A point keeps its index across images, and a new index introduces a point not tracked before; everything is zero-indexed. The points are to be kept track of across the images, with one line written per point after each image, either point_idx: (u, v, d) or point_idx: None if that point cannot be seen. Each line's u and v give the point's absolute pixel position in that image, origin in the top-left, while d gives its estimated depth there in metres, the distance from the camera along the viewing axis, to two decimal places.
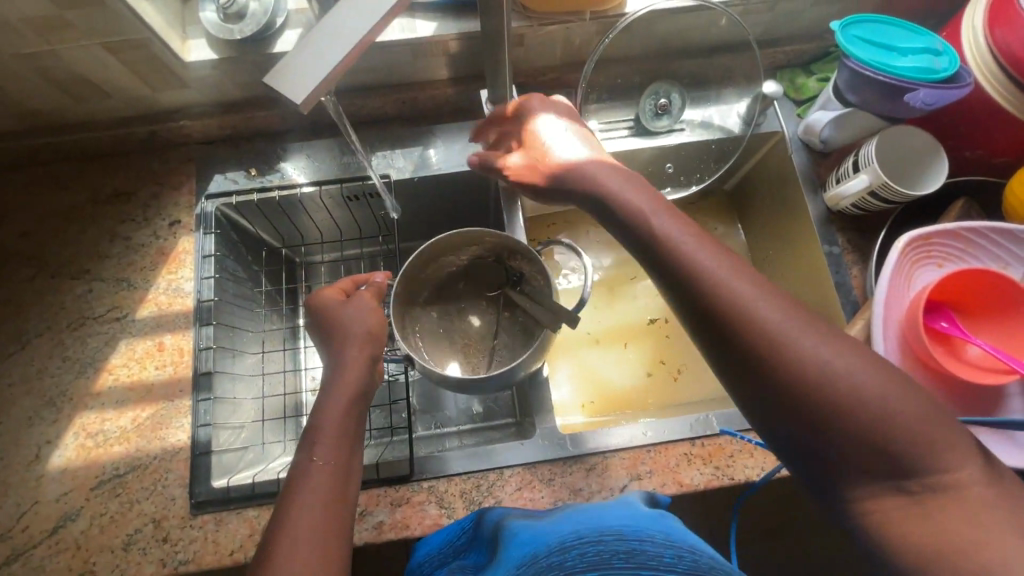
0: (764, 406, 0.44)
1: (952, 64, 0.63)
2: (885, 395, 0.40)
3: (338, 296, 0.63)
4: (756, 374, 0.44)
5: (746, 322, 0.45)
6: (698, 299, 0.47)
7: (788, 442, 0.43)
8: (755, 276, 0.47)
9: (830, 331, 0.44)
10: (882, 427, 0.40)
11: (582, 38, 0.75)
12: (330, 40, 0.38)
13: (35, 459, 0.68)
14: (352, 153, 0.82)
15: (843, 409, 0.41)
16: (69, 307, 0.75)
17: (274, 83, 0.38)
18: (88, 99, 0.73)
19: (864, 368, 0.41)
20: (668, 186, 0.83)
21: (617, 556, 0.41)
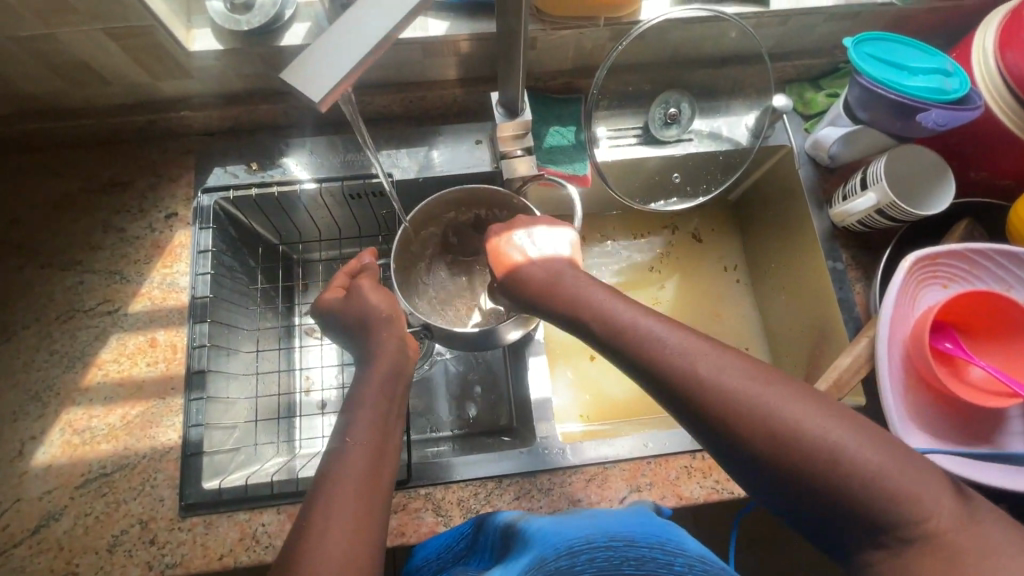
0: (728, 461, 0.45)
1: (962, 85, 0.64)
2: (834, 435, 0.41)
3: (338, 294, 0.62)
4: (710, 434, 0.45)
5: (711, 387, 0.44)
6: (645, 365, 0.48)
7: (762, 491, 0.44)
8: (691, 336, 0.49)
9: (770, 378, 0.45)
10: (848, 464, 0.40)
11: (594, 44, 0.75)
12: (353, 39, 0.37)
13: (18, 455, 0.66)
14: (356, 150, 0.80)
15: (821, 470, 0.40)
16: (58, 299, 0.72)
17: (292, 79, 0.36)
18: (86, 85, 0.71)
19: (808, 411, 0.42)
20: (673, 197, 0.82)
21: (627, 563, 0.40)
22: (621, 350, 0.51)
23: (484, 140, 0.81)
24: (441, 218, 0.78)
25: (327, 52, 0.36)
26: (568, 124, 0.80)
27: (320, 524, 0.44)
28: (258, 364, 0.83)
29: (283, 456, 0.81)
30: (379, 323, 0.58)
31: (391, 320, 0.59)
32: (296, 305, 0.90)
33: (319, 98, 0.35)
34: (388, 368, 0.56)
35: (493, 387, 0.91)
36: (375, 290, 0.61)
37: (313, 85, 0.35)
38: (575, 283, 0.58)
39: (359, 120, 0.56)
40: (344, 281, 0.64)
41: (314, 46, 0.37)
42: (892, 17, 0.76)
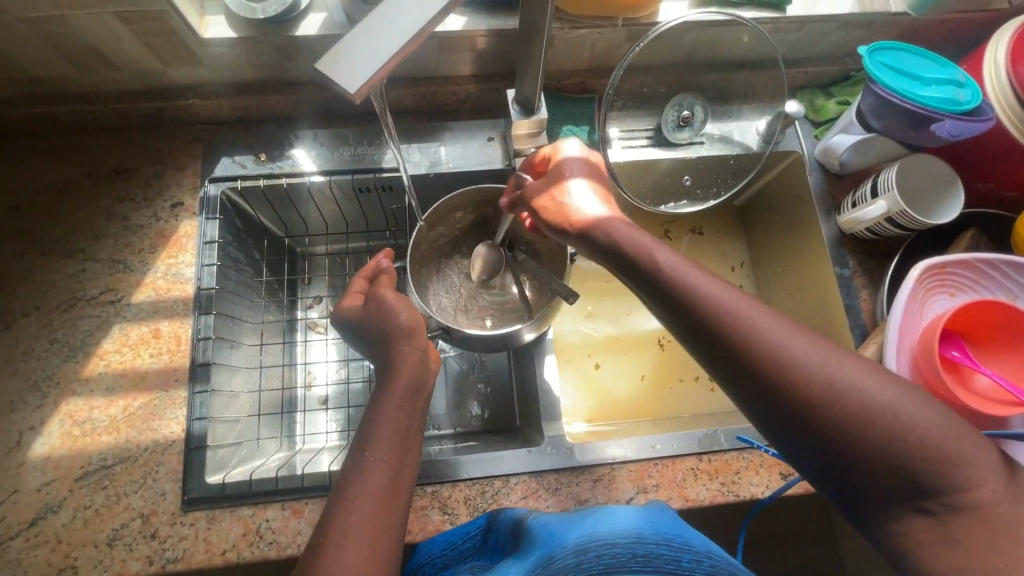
0: (782, 431, 0.45)
1: (974, 97, 0.64)
2: (894, 404, 0.42)
3: (358, 300, 0.62)
4: (760, 399, 0.45)
5: (767, 352, 0.45)
6: (705, 331, 0.48)
7: (811, 463, 0.44)
8: (752, 301, 0.48)
9: (831, 346, 0.45)
10: (904, 434, 0.41)
11: (610, 45, 0.75)
12: (390, 28, 0.36)
13: (15, 446, 0.65)
14: (365, 144, 0.79)
15: (876, 436, 0.41)
16: (60, 286, 0.71)
17: (326, 67, 0.35)
18: (93, 70, 0.70)
19: (865, 377, 0.43)
20: (683, 199, 0.81)
21: (633, 560, 0.40)
22: (678, 316, 0.49)
23: (496, 137, 0.80)
24: (454, 217, 0.77)
25: (363, 43, 0.36)
26: (581, 124, 0.80)
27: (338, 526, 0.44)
28: (262, 357, 0.82)
29: (284, 452, 0.80)
30: (392, 319, 0.58)
31: (410, 332, 0.57)
32: (299, 299, 0.89)
33: (355, 89, 0.35)
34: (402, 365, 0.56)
35: (496, 385, 0.91)
36: (397, 298, 0.59)
37: (349, 75, 0.35)
38: (627, 232, 0.55)
39: (387, 114, 0.54)
40: (361, 287, 0.64)
41: (350, 34, 0.36)
42: (904, 27, 0.76)
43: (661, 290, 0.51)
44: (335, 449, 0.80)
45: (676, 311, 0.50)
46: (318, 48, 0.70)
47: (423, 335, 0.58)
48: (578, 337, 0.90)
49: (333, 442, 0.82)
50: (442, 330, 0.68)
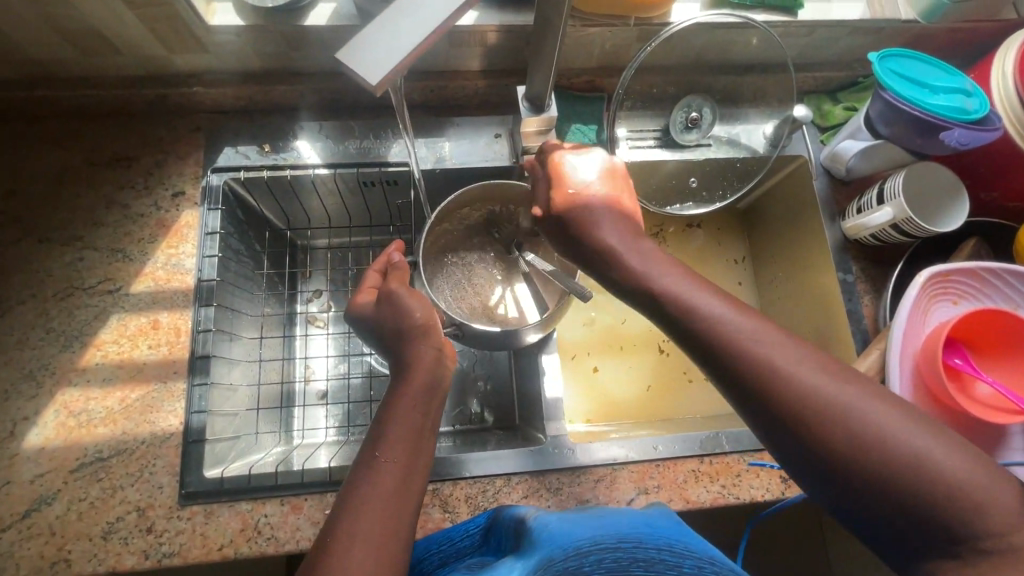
0: (804, 466, 0.45)
1: (982, 106, 0.65)
2: (910, 436, 0.42)
3: (371, 296, 0.62)
4: (780, 430, 0.46)
5: (789, 385, 0.45)
6: (721, 357, 0.48)
7: (824, 489, 0.45)
8: (769, 330, 0.48)
9: (846, 378, 0.45)
10: (920, 467, 0.41)
11: (621, 44, 0.74)
12: (413, 21, 0.36)
13: (9, 436, 0.64)
14: (371, 137, 0.78)
15: (900, 475, 0.41)
16: (56, 275, 0.69)
17: (347, 57, 0.35)
18: (95, 54, 0.69)
19: (888, 416, 0.43)
20: (689, 202, 0.82)
21: (635, 565, 0.38)
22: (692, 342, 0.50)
23: (503, 134, 0.80)
24: (464, 211, 0.77)
25: (386, 35, 0.35)
26: (590, 123, 0.79)
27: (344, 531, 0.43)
28: (262, 351, 0.81)
29: (281, 447, 0.79)
30: (400, 316, 0.57)
31: (426, 329, 0.57)
32: (299, 293, 0.88)
33: (376, 80, 0.34)
34: (407, 361, 0.55)
35: (496, 384, 0.91)
36: (411, 293, 0.58)
37: (371, 66, 0.35)
38: (637, 258, 0.54)
39: (403, 108, 0.55)
40: (375, 281, 0.64)
41: (369, 26, 0.36)
42: (912, 35, 0.77)
43: (676, 319, 0.51)
44: (332, 445, 0.80)
45: (692, 337, 0.50)
46: (327, 39, 0.69)
47: (438, 332, 0.58)
48: (580, 336, 0.90)
49: (331, 438, 0.81)
50: (456, 330, 0.68)
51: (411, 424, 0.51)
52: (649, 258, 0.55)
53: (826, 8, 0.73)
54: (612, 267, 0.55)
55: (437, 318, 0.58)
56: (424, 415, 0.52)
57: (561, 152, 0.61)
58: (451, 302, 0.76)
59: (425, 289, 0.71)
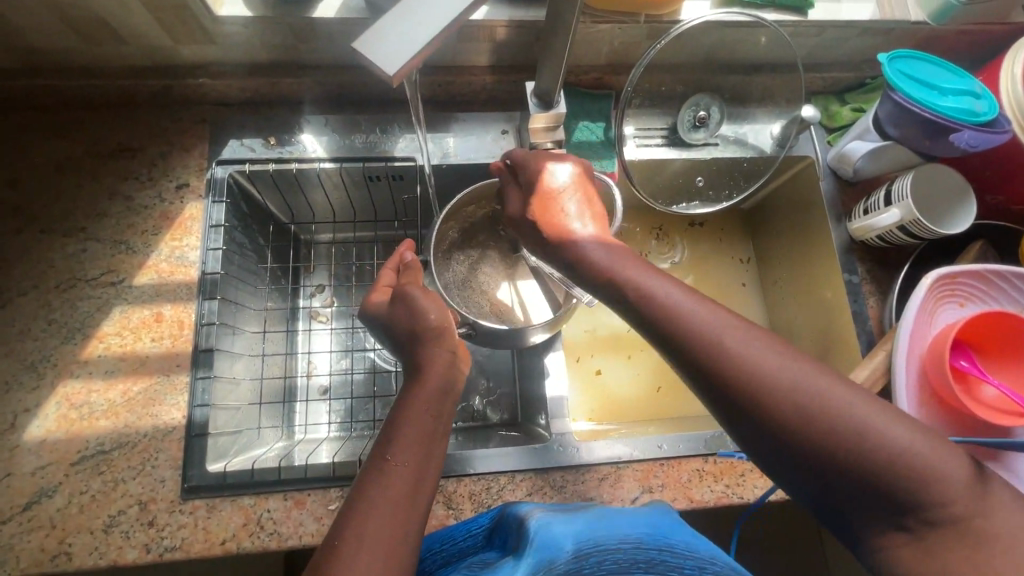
0: (759, 448, 0.44)
1: (991, 108, 0.64)
2: (854, 407, 0.41)
3: (386, 299, 0.62)
4: (732, 412, 0.44)
5: (739, 365, 0.44)
6: (668, 335, 0.47)
7: (774, 466, 0.43)
8: (716, 308, 0.48)
9: (792, 353, 0.44)
10: (865, 438, 0.40)
11: (631, 41, 0.74)
12: (430, 14, 0.36)
13: (10, 428, 0.63)
14: (378, 131, 0.78)
15: (851, 452, 0.40)
16: (59, 266, 0.69)
17: (364, 48, 0.36)
18: (101, 44, 0.68)
19: (839, 393, 0.42)
20: (695, 200, 0.81)
21: (637, 568, 0.38)
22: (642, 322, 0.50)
23: (510, 130, 0.80)
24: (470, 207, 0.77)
25: (404, 28, 0.36)
26: (598, 120, 0.79)
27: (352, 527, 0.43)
28: (264, 345, 0.81)
29: (283, 442, 0.79)
30: (410, 314, 0.57)
31: (439, 331, 0.56)
32: (302, 288, 0.88)
33: (393, 71, 0.35)
34: (415, 357, 0.55)
35: (500, 381, 0.90)
36: (426, 294, 0.58)
37: (388, 57, 0.35)
38: (597, 252, 0.54)
39: (417, 101, 0.59)
40: (389, 281, 0.64)
41: (387, 17, 0.36)
42: (922, 36, 0.77)
43: (626, 297, 0.51)
44: (335, 440, 0.79)
45: (641, 317, 0.49)
46: (335, 32, 0.69)
47: (452, 334, 0.57)
48: (586, 334, 0.90)
49: (334, 433, 0.81)
50: (470, 329, 0.69)
51: (419, 420, 0.51)
52: (605, 246, 0.54)
53: (836, 8, 0.73)
54: (578, 263, 0.55)
55: (451, 321, 0.58)
56: (432, 412, 0.52)
57: (541, 159, 0.60)
58: (460, 299, 0.75)
59: (437, 290, 0.72)
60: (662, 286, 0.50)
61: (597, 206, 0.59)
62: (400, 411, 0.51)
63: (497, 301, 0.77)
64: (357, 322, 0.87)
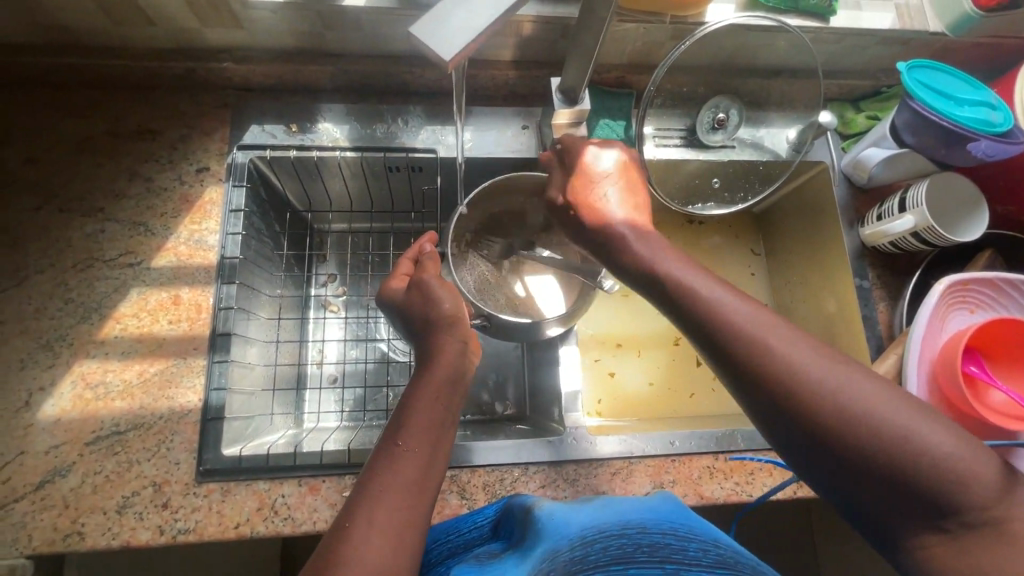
0: (792, 447, 0.44)
1: (1007, 120, 0.66)
2: (891, 405, 0.41)
3: (404, 286, 0.62)
4: (768, 411, 0.45)
5: (778, 367, 0.44)
6: (704, 330, 0.48)
7: (806, 463, 0.44)
8: (754, 307, 0.48)
9: (829, 351, 0.45)
10: (902, 435, 0.40)
11: (654, 40, 0.75)
12: (482, 5, 0.39)
13: (24, 406, 0.63)
14: (399, 122, 0.78)
15: (887, 456, 0.40)
16: (77, 245, 0.69)
17: (421, 33, 0.38)
18: (129, 23, 0.68)
19: (877, 396, 0.42)
20: (710, 201, 0.81)
21: (641, 550, 0.36)
22: (677, 317, 0.51)
23: (530, 126, 0.80)
24: (495, 201, 0.76)
25: (459, 17, 0.38)
26: (618, 119, 0.80)
27: (378, 512, 0.43)
28: (279, 333, 0.81)
29: (293, 429, 0.79)
30: (429, 305, 0.58)
31: (453, 321, 0.57)
32: (313, 276, 0.88)
33: (449, 58, 0.37)
34: (437, 346, 0.55)
35: (508, 375, 0.91)
36: (442, 285, 0.59)
37: (444, 42, 0.38)
38: (638, 240, 0.56)
39: (457, 89, 0.60)
40: (407, 269, 0.65)
41: (445, 4, 0.39)
42: (938, 47, 0.78)
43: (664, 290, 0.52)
44: (345, 429, 0.79)
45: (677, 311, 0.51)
46: (363, 20, 0.69)
47: (466, 325, 0.58)
48: (596, 329, 0.91)
49: (344, 422, 0.81)
50: (486, 321, 0.69)
51: (443, 407, 0.51)
52: (644, 237, 0.57)
53: (858, 16, 0.74)
54: (620, 249, 0.57)
55: (465, 312, 0.59)
56: (453, 402, 0.53)
57: (586, 142, 0.64)
58: (475, 291, 0.76)
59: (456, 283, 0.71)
60: (700, 281, 0.51)
61: (640, 194, 0.62)
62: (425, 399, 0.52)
63: (511, 296, 0.78)
64: (370, 313, 0.88)
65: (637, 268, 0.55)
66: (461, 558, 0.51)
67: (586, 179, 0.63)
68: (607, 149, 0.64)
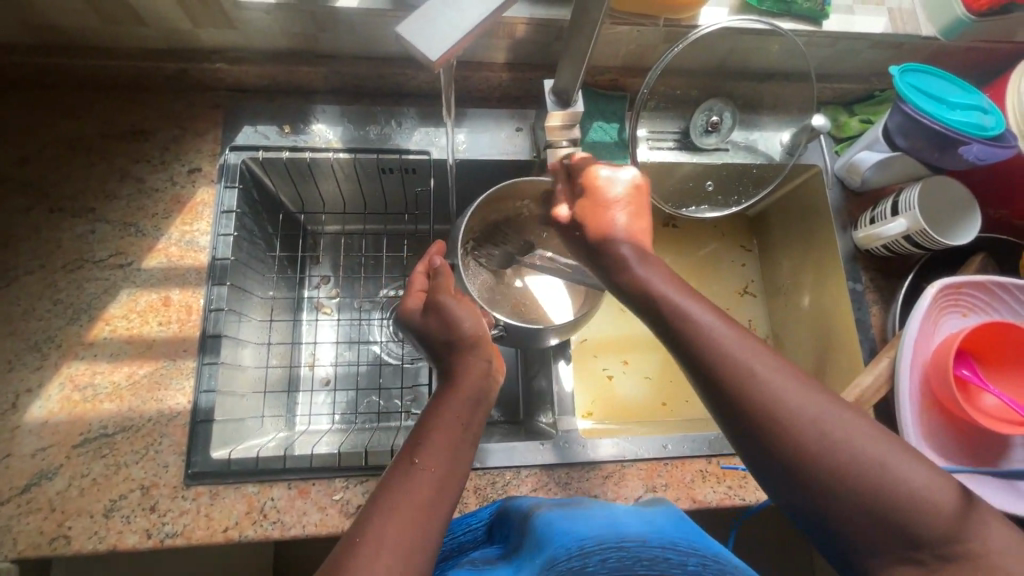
0: (771, 473, 0.44)
1: (998, 124, 0.66)
2: (867, 438, 0.42)
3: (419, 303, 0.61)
4: (749, 436, 0.45)
5: (761, 392, 0.44)
6: (690, 351, 0.48)
7: (782, 489, 0.44)
8: (744, 335, 0.48)
9: (806, 380, 0.45)
10: (878, 469, 0.40)
11: (648, 43, 0.75)
12: (469, 6, 0.39)
13: (11, 408, 0.62)
14: (393, 124, 0.78)
15: (861, 487, 0.40)
16: (66, 246, 0.68)
17: (407, 32, 0.38)
18: (121, 23, 0.68)
19: (853, 429, 0.42)
20: (704, 204, 0.82)
21: (638, 564, 0.35)
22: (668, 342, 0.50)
23: (524, 128, 0.80)
24: (497, 207, 0.76)
25: (446, 16, 0.38)
26: (612, 121, 0.80)
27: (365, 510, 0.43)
28: (270, 334, 0.81)
29: (284, 432, 0.78)
30: (449, 326, 0.57)
31: (476, 342, 0.56)
32: (307, 278, 0.88)
33: (435, 56, 0.37)
34: (454, 369, 0.55)
35: (502, 378, 0.90)
36: (459, 305, 0.58)
37: (429, 40, 0.38)
38: (643, 263, 0.54)
39: (448, 89, 0.60)
40: (422, 284, 0.64)
41: (434, 3, 0.39)
42: (931, 51, 0.78)
43: (658, 311, 0.51)
44: (336, 432, 0.79)
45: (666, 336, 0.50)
46: (356, 22, 0.69)
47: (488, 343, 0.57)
48: (591, 333, 0.91)
49: (336, 424, 0.80)
50: (501, 331, 0.68)
51: (442, 413, 0.51)
52: (646, 260, 0.55)
53: (850, 20, 0.74)
54: (617, 269, 0.55)
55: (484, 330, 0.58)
56: (471, 424, 0.52)
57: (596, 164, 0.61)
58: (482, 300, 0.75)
59: (469, 293, 0.70)
60: (696, 305, 0.50)
61: (646, 221, 0.60)
62: (434, 414, 0.52)
63: (512, 302, 0.78)
64: (363, 315, 0.88)
65: (627, 292, 0.54)
66: (455, 563, 0.51)
67: (594, 202, 0.60)
68: (614, 170, 0.60)
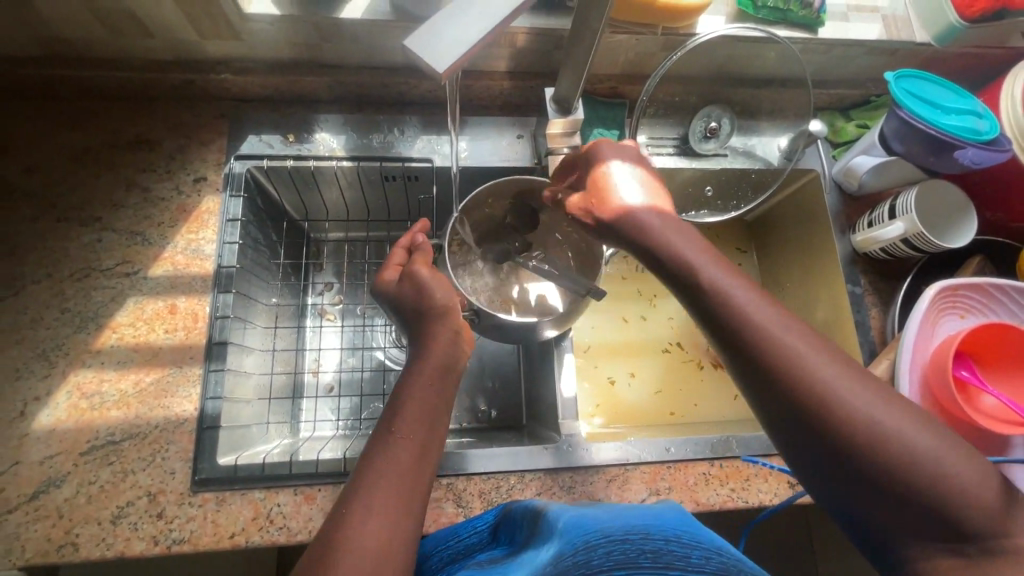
0: (815, 459, 0.43)
1: (993, 128, 0.67)
2: (910, 426, 0.41)
3: (395, 274, 0.63)
4: (792, 421, 0.44)
5: (806, 375, 0.43)
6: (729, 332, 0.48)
7: (825, 477, 0.43)
8: (790, 316, 0.47)
9: (852, 363, 0.44)
10: (899, 446, 0.40)
11: (647, 51, 0.76)
12: (475, 20, 0.40)
13: (19, 416, 0.62)
14: (395, 132, 0.79)
15: (899, 476, 0.40)
16: (74, 256, 0.69)
17: (415, 46, 0.39)
18: (128, 36, 0.69)
19: (895, 416, 0.41)
20: (704, 209, 0.83)
21: (643, 556, 0.35)
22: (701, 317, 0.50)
23: (525, 135, 0.81)
24: (503, 203, 0.77)
25: (453, 29, 0.39)
26: (611, 128, 0.81)
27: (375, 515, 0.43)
28: (275, 341, 0.81)
29: (289, 439, 0.79)
30: (421, 294, 0.59)
31: (446, 311, 0.58)
32: (310, 284, 0.88)
33: (443, 68, 0.38)
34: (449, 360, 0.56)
35: (505, 382, 0.91)
36: (433, 276, 0.60)
37: (437, 52, 0.39)
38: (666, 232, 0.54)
39: (452, 99, 0.61)
40: (400, 258, 0.65)
41: (440, 17, 0.40)
42: (926, 56, 0.80)
43: (692, 287, 0.51)
44: (340, 438, 0.79)
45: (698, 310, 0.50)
46: (360, 33, 0.71)
47: (459, 315, 0.59)
48: (595, 337, 0.92)
49: (340, 431, 0.81)
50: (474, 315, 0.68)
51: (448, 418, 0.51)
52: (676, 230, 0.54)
53: (845, 27, 0.76)
54: (647, 241, 0.54)
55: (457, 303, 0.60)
56: (442, 391, 0.55)
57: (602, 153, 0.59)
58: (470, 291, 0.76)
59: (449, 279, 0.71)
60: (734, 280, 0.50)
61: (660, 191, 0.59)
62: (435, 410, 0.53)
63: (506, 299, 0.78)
64: (366, 321, 0.88)
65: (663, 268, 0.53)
66: (462, 565, 0.51)
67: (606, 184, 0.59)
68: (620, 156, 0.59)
